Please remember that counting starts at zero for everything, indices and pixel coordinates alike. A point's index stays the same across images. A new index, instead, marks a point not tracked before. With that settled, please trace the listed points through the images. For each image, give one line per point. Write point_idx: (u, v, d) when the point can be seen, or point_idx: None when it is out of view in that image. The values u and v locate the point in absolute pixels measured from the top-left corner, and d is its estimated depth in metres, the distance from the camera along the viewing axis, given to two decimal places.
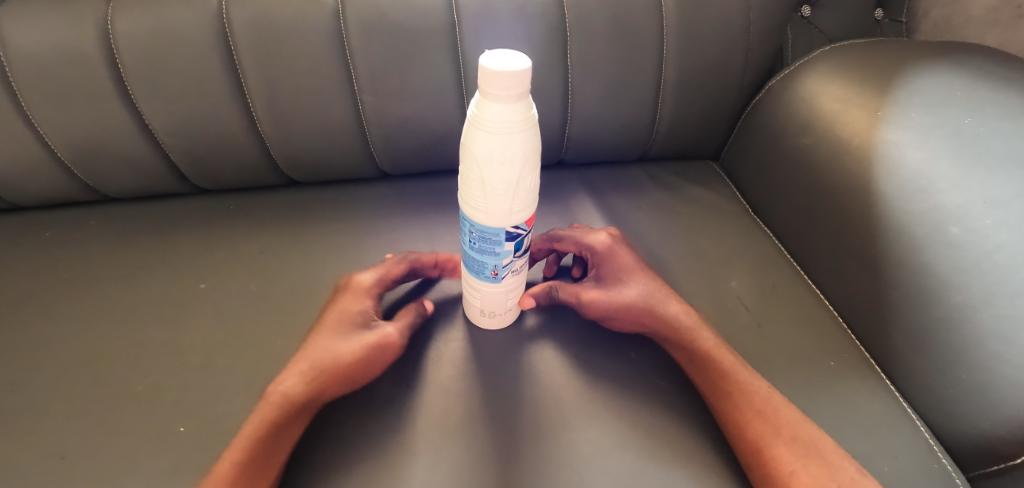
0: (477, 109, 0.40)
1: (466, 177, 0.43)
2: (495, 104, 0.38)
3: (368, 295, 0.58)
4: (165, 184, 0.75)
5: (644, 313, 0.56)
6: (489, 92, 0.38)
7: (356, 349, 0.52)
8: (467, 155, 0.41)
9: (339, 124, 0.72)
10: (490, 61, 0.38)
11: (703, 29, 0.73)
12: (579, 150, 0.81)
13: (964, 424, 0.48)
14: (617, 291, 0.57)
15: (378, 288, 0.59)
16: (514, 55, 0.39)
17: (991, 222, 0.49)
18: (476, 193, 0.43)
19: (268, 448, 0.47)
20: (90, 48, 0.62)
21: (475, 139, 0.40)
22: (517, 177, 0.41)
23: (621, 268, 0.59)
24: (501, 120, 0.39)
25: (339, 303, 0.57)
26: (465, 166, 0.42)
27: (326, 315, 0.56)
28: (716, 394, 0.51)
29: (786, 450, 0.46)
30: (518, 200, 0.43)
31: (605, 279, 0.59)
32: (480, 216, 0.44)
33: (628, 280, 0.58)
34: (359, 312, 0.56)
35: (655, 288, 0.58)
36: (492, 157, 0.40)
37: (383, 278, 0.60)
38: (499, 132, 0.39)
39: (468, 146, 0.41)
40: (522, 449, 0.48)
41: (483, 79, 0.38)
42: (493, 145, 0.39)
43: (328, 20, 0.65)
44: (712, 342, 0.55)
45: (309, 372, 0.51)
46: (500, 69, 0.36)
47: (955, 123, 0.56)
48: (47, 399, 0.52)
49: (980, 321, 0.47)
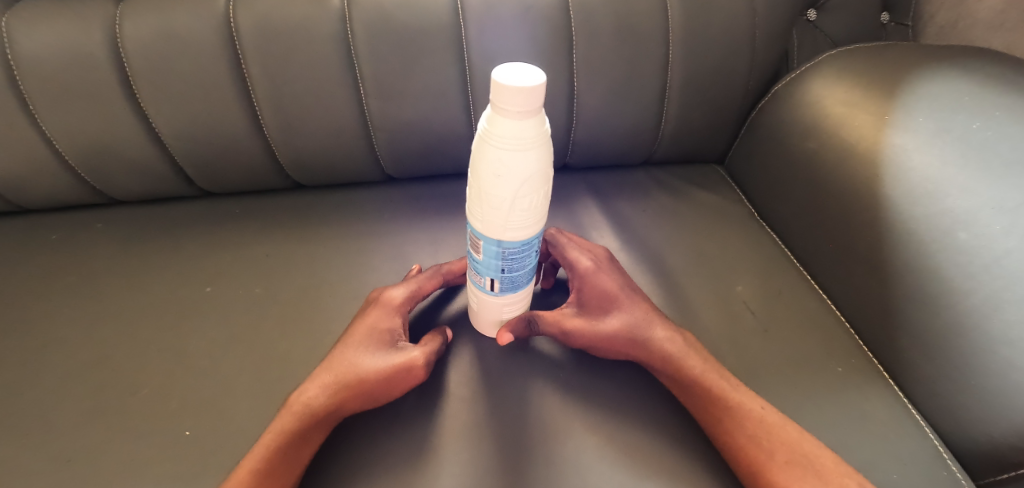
0: (504, 129, 0.38)
1: (478, 194, 0.42)
2: (508, 120, 0.38)
3: (398, 312, 0.56)
4: (171, 187, 0.75)
5: (629, 344, 0.54)
6: (518, 110, 0.37)
7: (383, 367, 0.49)
8: (480, 170, 0.41)
9: (343, 128, 0.72)
10: (504, 76, 0.37)
11: (709, 33, 0.73)
12: (584, 153, 0.81)
13: (972, 431, 0.48)
14: (601, 321, 0.55)
15: (408, 304, 0.58)
16: (515, 67, 0.39)
17: (999, 228, 0.49)
18: (495, 210, 0.42)
19: (285, 461, 0.45)
20: (97, 51, 0.63)
21: (487, 155, 0.39)
22: (529, 192, 0.41)
23: (606, 294, 0.56)
24: (532, 134, 0.39)
25: (367, 316, 0.55)
26: (495, 191, 0.41)
27: (353, 328, 0.54)
28: (712, 419, 0.49)
29: (782, 474, 0.44)
30: (530, 214, 0.43)
31: (590, 306, 0.56)
32: (503, 233, 0.44)
33: (613, 308, 0.56)
34: (387, 329, 0.54)
35: (640, 315, 0.55)
36: (507, 172, 0.39)
37: (415, 294, 0.58)
38: (533, 145, 0.39)
39: (501, 170, 0.39)
40: (529, 457, 0.48)
41: (511, 98, 0.36)
42: (508, 161, 0.39)
43: (334, 23, 0.65)
44: (702, 370, 0.51)
45: (332, 387, 0.49)
46: (528, 86, 0.36)
47: (962, 127, 0.56)
48: (53, 402, 0.53)
49: (990, 328, 0.47)
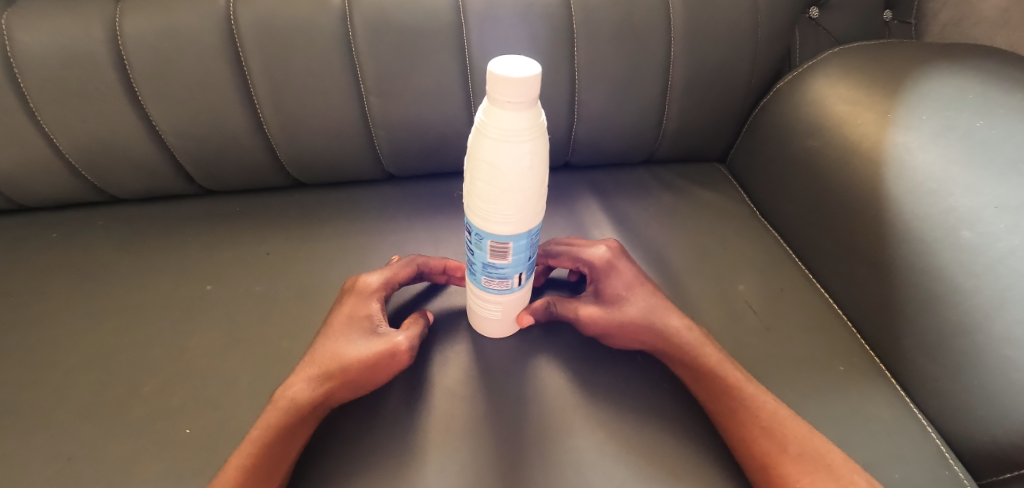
0: (515, 122, 0.38)
1: (497, 197, 0.41)
2: (521, 112, 0.38)
3: (374, 297, 0.56)
4: (170, 185, 0.75)
5: (644, 330, 0.54)
6: (526, 100, 0.37)
7: (365, 355, 0.50)
8: (499, 172, 0.40)
9: (344, 126, 0.72)
10: (507, 71, 0.36)
11: (711, 30, 0.72)
12: (586, 152, 0.81)
13: (975, 430, 0.48)
14: (617, 309, 0.55)
15: (385, 290, 0.58)
16: (493, 62, 0.38)
17: (1002, 226, 0.49)
18: (520, 205, 0.42)
19: (274, 457, 0.45)
20: (97, 48, 0.63)
21: (508, 154, 0.39)
22: (543, 176, 0.42)
23: (622, 284, 0.57)
24: (536, 121, 0.39)
25: (344, 306, 0.55)
26: (519, 186, 0.41)
27: (331, 318, 0.54)
28: (724, 410, 0.49)
29: (794, 467, 0.44)
30: (542, 197, 0.44)
31: (606, 295, 0.57)
32: (528, 224, 0.44)
33: (630, 296, 0.56)
34: (366, 316, 0.54)
35: (656, 303, 0.56)
36: (529, 163, 0.40)
37: (390, 280, 0.58)
38: (540, 132, 0.40)
39: (525, 164, 0.40)
40: (530, 455, 0.48)
41: (519, 89, 0.36)
42: (529, 153, 0.39)
43: (334, 21, 0.65)
44: (717, 357, 0.52)
45: (317, 377, 0.49)
46: (534, 74, 0.36)
47: (966, 125, 0.56)
48: (53, 400, 0.53)
49: (993, 326, 0.47)
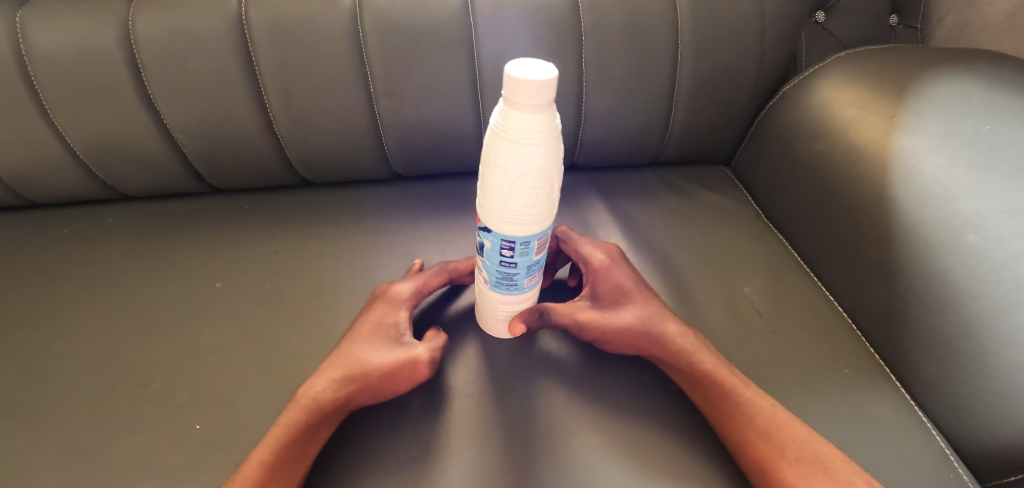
0: (553, 118, 0.40)
1: (539, 198, 0.42)
2: (549, 111, 0.39)
3: (404, 306, 0.57)
4: (179, 183, 0.76)
5: (642, 336, 0.54)
6: (551, 100, 0.38)
7: (387, 362, 0.50)
8: (539, 174, 0.40)
9: (352, 126, 0.72)
10: (534, 75, 0.37)
11: (717, 33, 0.73)
12: (592, 153, 0.81)
13: (979, 433, 0.48)
14: (613, 314, 0.55)
15: (414, 299, 0.58)
16: (512, 72, 0.37)
17: (1006, 231, 0.49)
18: (554, 197, 0.44)
19: (292, 455, 0.45)
20: (110, 48, 0.63)
21: (547, 153, 0.40)
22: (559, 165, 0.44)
23: (620, 289, 0.57)
24: (555, 120, 0.40)
25: (374, 311, 0.56)
26: (555, 179, 0.42)
27: (359, 323, 0.55)
28: (722, 414, 0.49)
29: (791, 470, 0.45)
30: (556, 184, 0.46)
31: (603, 300, 0.56)
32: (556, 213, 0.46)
33: (626, 302, 0.56)
34: (393, 324, 0.54)
35: (653, 310, 0.56)
36: (560, 155, 0.42)
37: (421, 290, 0.59)
38: (556, 133, 0.40)
39: (557, 157, 0.41)
40: (538, 454, 0.48)
41: (549, 91, 0.37)
42: (559, 146, 0.41)
43: (345, 22, 0.65)
44: (712, 363, 0.52)
45: (339, 380, 0.49)
46: (556, 72, 0.38)
47: (971, 129, 0.56)
48: (64, 395, 0.53)
49: (998, 329, 0.47)
